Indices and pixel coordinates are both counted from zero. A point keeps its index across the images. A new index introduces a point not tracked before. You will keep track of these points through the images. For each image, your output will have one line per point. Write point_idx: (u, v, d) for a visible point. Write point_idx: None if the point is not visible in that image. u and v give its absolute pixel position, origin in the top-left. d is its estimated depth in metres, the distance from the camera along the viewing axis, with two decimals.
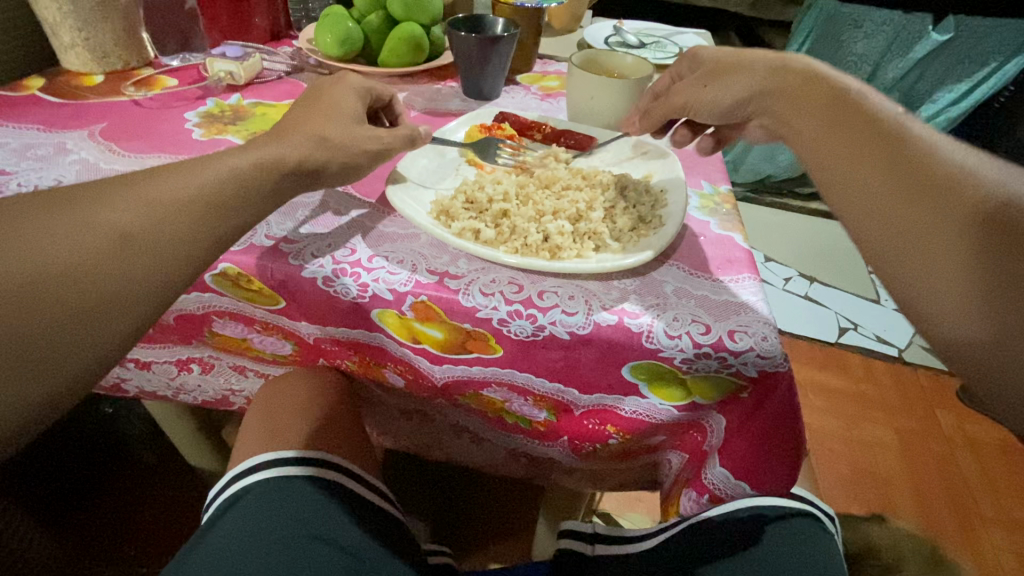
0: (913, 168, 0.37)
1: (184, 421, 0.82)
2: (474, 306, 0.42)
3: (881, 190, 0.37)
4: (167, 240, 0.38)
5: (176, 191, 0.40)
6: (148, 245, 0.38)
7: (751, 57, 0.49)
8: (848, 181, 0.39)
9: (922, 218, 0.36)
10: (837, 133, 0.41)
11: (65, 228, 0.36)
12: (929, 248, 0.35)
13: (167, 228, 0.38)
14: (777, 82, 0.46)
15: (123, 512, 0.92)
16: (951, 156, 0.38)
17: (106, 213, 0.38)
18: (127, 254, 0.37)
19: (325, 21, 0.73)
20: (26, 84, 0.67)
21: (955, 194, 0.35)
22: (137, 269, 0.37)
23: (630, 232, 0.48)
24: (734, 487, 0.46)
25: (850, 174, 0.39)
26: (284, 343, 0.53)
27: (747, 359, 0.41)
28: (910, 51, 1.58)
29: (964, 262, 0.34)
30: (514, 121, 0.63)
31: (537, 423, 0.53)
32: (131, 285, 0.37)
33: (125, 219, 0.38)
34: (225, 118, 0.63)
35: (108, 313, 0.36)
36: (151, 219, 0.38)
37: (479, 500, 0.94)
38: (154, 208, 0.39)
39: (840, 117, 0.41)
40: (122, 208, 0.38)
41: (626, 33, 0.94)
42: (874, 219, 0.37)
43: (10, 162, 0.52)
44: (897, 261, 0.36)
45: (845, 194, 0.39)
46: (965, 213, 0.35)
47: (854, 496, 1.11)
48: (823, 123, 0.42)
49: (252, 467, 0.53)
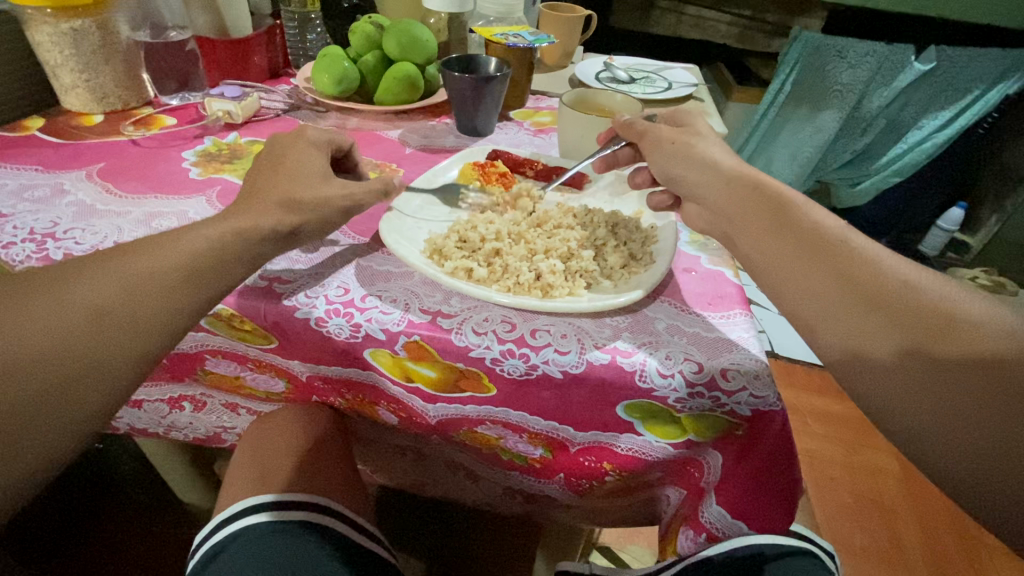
0: (854, 278, 0.38)
1: (176, 457, 0.81)
2: (466, 346, 0.42)
3: (829, 297, 0.38)
4: (161, 314, 0.39)
5: (187, 255, 0.41)
6: (144, 318, 0.38)
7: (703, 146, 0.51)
8: (791, 289, 0.40)
9: (872, 326, 0.36)
10: (777, 243, 0.42)
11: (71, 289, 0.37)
12: (888, 351, 0.35)
13: (163, 300, 0.39)
14: (719, 184, 0.47)
15: (109, 554, 0.89)
16: (902, 272, 0.38)
17: (94, 285, 0.38)
18: (124, 327, 0.38)
19: (322, 60, 0.75)
20: (26, 125, 0.68)
21: (901, 302, 0.36)
22: (128, 343, 0.38)
23: (620, 270, 0.48)
24: (731, 526, 0.46)
25: (795, 281, 0.40)
26: (277, 380, 0.53)
27: (741, 399, 0.41)
28: (894, 80, 1.61)
29: (923, 358, 0.34)
30: (506, 158, 0.64)
31: (533, 459, 0.52)
32: (120, 362, 0.38)
33: (128, 293, 0.38)
34: (221, 157, 0.64)
35: (93, 389, 0.37)
36: (146, 291, 0.39)
37: (477, 535, 0.92)
38: (155, 279, 0.39)
39: (780, 226, 0.42)
40: (129, 280, 0.39)
41: (617, 69, 0.97)
42: (829, 327, 0.38)
43: (8, 204, 0.53)
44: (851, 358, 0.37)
45: (792, 301, 0.40)
46: (912, 319, 0.35)
47: (857, 526, 1.09)
48: (768, 229, 0.43)
49: (240, 512, 0.52)
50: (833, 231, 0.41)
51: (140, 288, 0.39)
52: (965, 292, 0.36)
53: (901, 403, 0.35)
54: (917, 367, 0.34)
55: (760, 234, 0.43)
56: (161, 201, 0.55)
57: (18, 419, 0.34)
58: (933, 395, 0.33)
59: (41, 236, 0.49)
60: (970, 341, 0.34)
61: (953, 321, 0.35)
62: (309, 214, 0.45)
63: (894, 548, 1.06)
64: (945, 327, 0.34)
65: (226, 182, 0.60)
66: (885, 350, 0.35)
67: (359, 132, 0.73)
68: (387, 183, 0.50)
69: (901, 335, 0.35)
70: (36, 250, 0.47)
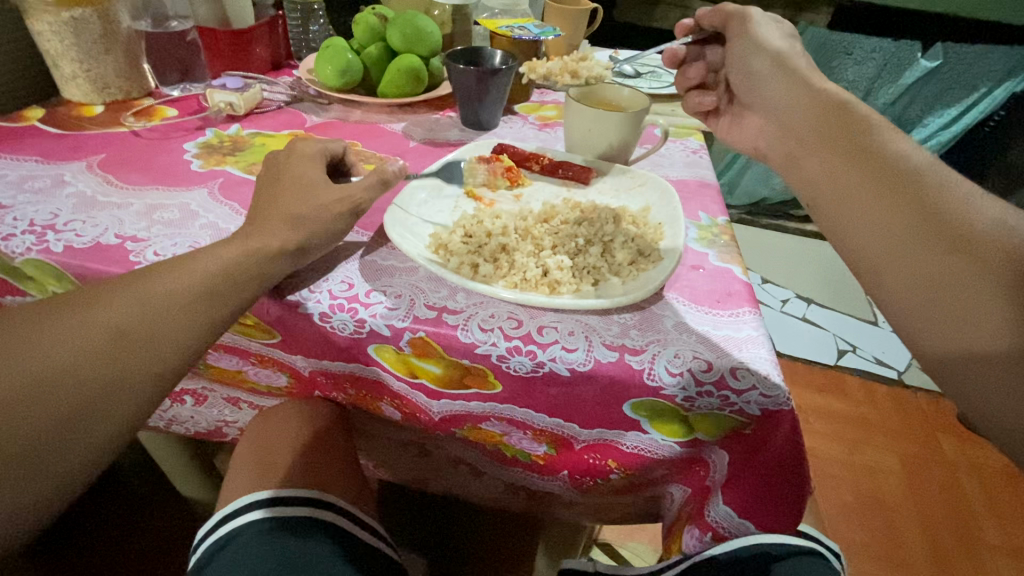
0: (925, 213, 0.39)
1: (176, 451, 0.80)
2: (472, 343, 0.42)
3: (895, 231, 0.39)
4: (178, 337, 0.38)
5: (200, 268, 0.40)
6: (162, 341, 0.38)
7: (777, 52, 0.56)
8: (856, 227, 0.42)
9: (934, 259, 0.37)
10: (858, 174, 0.43)
11: (110, 307, 0.37)
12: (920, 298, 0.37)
13: (180, 323, 0.38)
14: (808, 127, 0.49)
15: (108, 547, 0.89)
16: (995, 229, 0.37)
17: (111, 307, 0.37)
18: (139, 347, 0.37)
19: (325, 52, 0.74)
20: (26, 115, 0.67)
21: (969, 242, 0.37)
22: (145, 365, 0.37)
23: (628, 266, 0.48)
24: (738, 525, 0.45)
25: (865, 220, 0.41)
26: (279, 375, 0.52)
27: (750, 399, 0.40)
28: (901, 77, 1.63)
29: (987, 325, 0.34)
30: (513, 151, 0.63)
31: (537, 456, 0.52)
32: (138, 384, 0.37)
33: (145, 316, 0.37)
34: (223, 149, 0.64)
35: (111, 414, 0.36)
36: (163, 314, 0.38)
37: (477, 531, 0.92)
38: (172, 302, 0.38)
39: (865, 160, 0.43)
40: (146, 301, 0.38)
41: (622, 63, 0.96)
42: (882, 262, 0.40)
43: (8, 195, 0.52)
44: (891, 297, 0.39)
45: (855, 239, 0.42)
46: (973, 260, 0.36)
47: (858, 524, 1.09)
48: (867, 178, 0.42)
49: (240, 509, 0.51)
50: (921, 164, 0.41)
51: (158, 311, 0.38)
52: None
53: (944, 340, 0.36)
54: (970, 303, 0.35)
55: (856, 186, 0.43)
56: (162, 192, 0.55)
57: (35, 444, 0.34)
58: (975, 336, 0.34)
59: (41, 227, 0.48)
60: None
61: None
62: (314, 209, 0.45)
63: (895, 547, 1.06)
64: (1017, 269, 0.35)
65: (229, 175, 0.59)
66: (927, 289, 0.37)
67: (363, 125, 0.72)
68: (382, 174, 0.48)
69: (960, 277, 0.36)
70: (37, 242, 0.46)
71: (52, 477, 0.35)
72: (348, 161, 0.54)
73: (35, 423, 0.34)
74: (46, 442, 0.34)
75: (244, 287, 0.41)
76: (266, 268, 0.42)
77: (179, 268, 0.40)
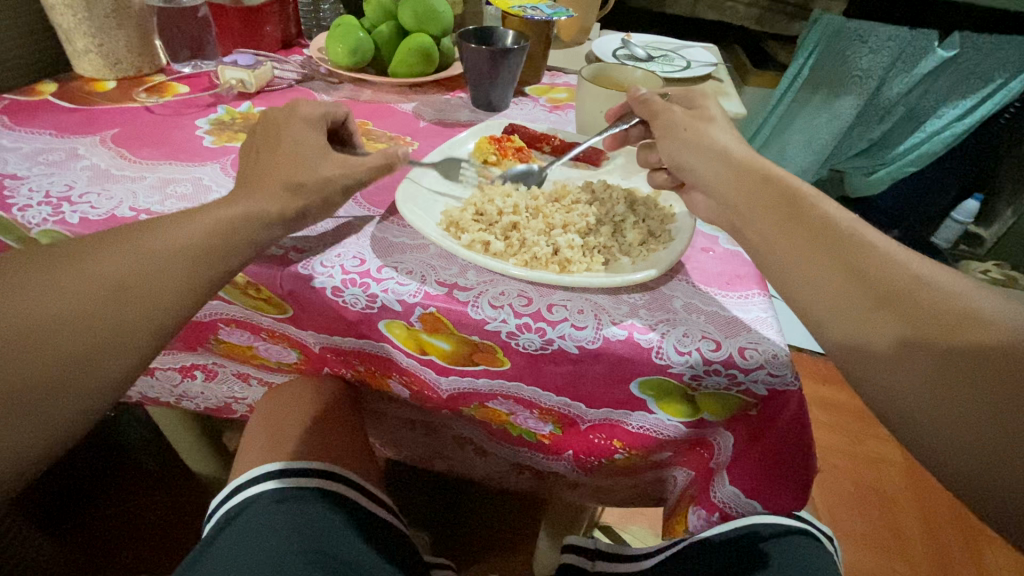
0: (826, 240, 0.39)
1: (186, 426, 0.82)
2: (482, 319, 0.42)
3: (838, 291, 0.37)
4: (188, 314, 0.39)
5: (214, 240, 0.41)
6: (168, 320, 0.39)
7: (707, 132, 0.49)
8: (806, 281, 0.38)
9: (900, 324, 0.35)
10: (781, 226, 0.41)
11: (120, 286, 0.38)
12: (894, 342, 0.35)
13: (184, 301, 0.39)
14: (728, 177, 0.45)
15: (122, 520, 0.91)
16: (884, 254, 0.38)
17: (124, 277, 0.38)
18: (152, 317, 0.38)
19: (337, 31, 0.74)
20: (39, 88, 0.67)
21: (923, 304, 0.35)
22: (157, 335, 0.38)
23: (639, 247, 0.48)
24: (744, 505, 0.46)
25: (806, 269, 0.39)
26: (289, 351, 0.53)
27: (757, 377, 0.40)
28: (916, 65, 1.56)
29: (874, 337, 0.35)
30: (523, 133, 0.63)
31: (543, 436, 0.52)
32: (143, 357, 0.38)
33: (151, 292, 0.38)
34: (235, 125, 0.64)
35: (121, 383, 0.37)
36: (169, 291, 0.39)
37: (481, 509, 0.93)
38: (186, 275, 0.39)
39: (795, 218, 0.41)
40: (158, 277, 0.39)
41: (635, 46, 0.95)
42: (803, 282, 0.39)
43: (23, 167, 0.53)
44: (858, 344, 0.36)
45: (804, 292, 0.39)
46: (941, 315, 0.34)
47: (856, 513, 1.10)
48: (784, 226, 0.41)
49: (253, 478, 0.53)
50: (836, 220, 0.40)
51: (172, 284, 0.39)
52: (1004, 301, 0.34)
53: (927, 404, 0.33)
54: (931, 369, 0.33)
55: (772, 229, 0.41)
56: (174, 166, 0.55)
57: None
58: (954, 396, 0.32)
59: (56, 199, 0.49)
60: (876, 290, 0.36)
61: (987, 325, 0.33)
62: (311, 182, 0.45)
63: (893, 537, 1.07)
64: (937, 324, 0.34)
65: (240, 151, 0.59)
66: (911, 342, 0.34)
67: (373, 104, 0.72)
68: (389, 157, 0.48)
69: (859, 296, 0.36)
70: (52, 213, 0.47)
71: None
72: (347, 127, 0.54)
73: None
74: None
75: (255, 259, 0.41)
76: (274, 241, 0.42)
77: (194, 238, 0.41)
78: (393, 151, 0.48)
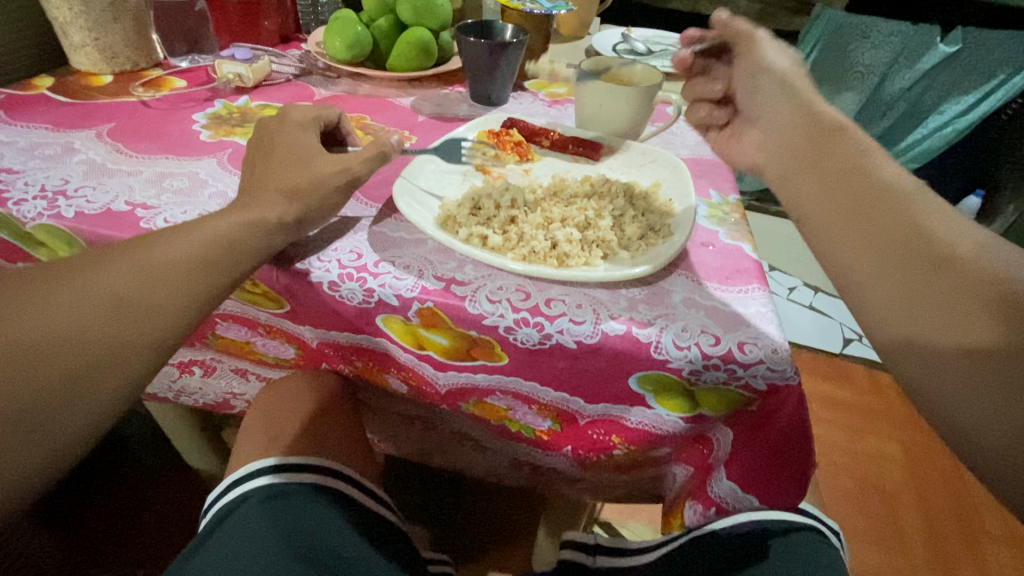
0: (876, 207, 0.38)
1: (184, 422, 0.81)
2: (480, 314, 0.42)
3: (871, 262, 0.36)
4: (178, 308, 0.39)
5: (204, 235, 0.40)
6: (161, 314, 0.38)
7: (770, 83, 0.49)
8: (836, 245, 0.38)
9: (933, 290, 0.34)
10: (832, 178, 0.40)
11: (112, 281, 0.37)
12: (907, 321, 0.35)
13: (176, 295, 0.39)
14: (781, 147, 0.45)
15: (122, 516, 0.91)
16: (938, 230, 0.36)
17: (116, 272, 0.38)
18: (143, 313, 0.38)
19: (334, 25, 0.73)
20: (35, 83, 0.67)
21: (957, 273, 0.34)
22: (150, 333, 0.38)
23: (639, 241, 0.47)
24: (741, 500, 0.46)
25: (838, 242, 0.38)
26: (287, 346, 0.53)
27: (757, 372, 0.40)
28: (918, 62, 1.56)
29: (898, 313, 0.35)
30: (522, 127, 0.62)
31: (541, 432, 0.52)
32: (137, 350, 0.37)
33: (147, 286, 0.38)
34: (232, 120, 0.63)
35: (111, 378, 0.37)
36: (164, 283, 0.38)
37: (480, 505, 0.94)
38: (175, 271, 0.39)
39: (843, 172, 0.40)
40: (149, 273, 0.38)
41: (635, 41, 0.94)
42: (837, 248, 0.38)
43: (19, 161, 0.52)
44: (876, 298, 0.36)
45: (835, 256, 0.38)
46: (985, 291, 0.33)
47: (856, 509, 1.10)
48: (828, 188, 0.40)
49: (248, 474, 0.52)
50: (896, 180, 0.39)
51: (161, 280, 0.38)
52: None
53: (942, 378, 0.33)
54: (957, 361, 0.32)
55: (817, 189, 0.40)
56: (171, 161, 0.55)
57: (36, 409, 0.34)
58: (970, 375, 0.32)
59: (52, 193, 0.48)
60: (918, 262, 0.35)
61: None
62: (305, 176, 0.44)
63: (893, 533, 1.07)
64: (977, 313, 0.33)
65: (237, 145, 0.59)
66: (924, 318, 0.34)
67: (371, 99, 0.72)
68: (382, 147, 0.48)
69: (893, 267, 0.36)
70: (48, 207, 0.47)
71: (47, 448, 0.35)
72: (343, 128, 0.54)
73: (34, 388, 0.34)
74: (48, 407, 0.34)
75: (243, 256, 0.41)
76: (260, 236, 0.41)
77: (181, 235, 0.40)
78: (387, 141, 0.48)
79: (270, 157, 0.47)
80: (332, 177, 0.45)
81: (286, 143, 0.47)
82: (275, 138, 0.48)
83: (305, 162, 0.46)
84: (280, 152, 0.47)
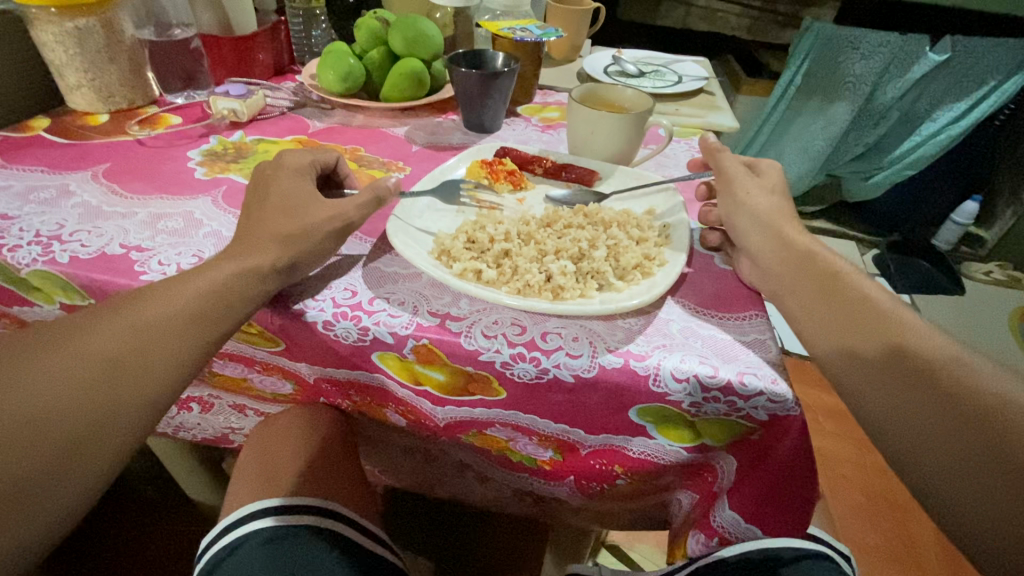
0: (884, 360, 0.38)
1: (183, 456, 0.81)
2: (476, 350, 0.42)
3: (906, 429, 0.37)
4: (170, 364, 0.38)
5: (196, 284, 0.40)
6: (153, 371, 0.38)
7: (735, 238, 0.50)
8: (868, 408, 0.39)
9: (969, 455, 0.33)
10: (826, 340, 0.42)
11: (102, 341, 0.37)
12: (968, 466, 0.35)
13: (168, 352, 0.38)
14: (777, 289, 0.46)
15: (120, 553, 0.89)
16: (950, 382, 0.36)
17: (107, 334, 0.37)
18: (136, 369, 0.37)
19: (327, 58, 0.74)
20: (32, 124, 0.68)
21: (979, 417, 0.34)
22: (143, 391, 0.38)
23: (633, 270, 0.47)
24: (745, 531, 0.45)
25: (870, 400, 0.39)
26: (285, 382, 0.52)
27: (758, 404, 0.39)
28: (909, 71, 1.55)
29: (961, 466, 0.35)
30: (515, 155, 0.63)
31: (543, 462, 0.51)
32: (130, 412, 0.37)
33: (139, 344, 0.38)
34: (227, 156, 0.64)
35: (105, 441, 0.37)
36: (157, 341, 0.38)
37: (484, 531, 0.92)
38: (166, 325, 0.39)
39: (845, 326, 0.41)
40: (139, 330, 0.38)
41: (625, 62, 0.95)
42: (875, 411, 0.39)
43: (14, 206, 0.52)
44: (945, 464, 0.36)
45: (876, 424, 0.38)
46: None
47: (868, 524, 1.08)
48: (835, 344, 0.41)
49: (247, 516, 0.51)
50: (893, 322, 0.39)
51: (151, 335, 0.38)
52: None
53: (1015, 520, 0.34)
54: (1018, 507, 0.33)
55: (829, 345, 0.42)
56: (166, 201, 0.55)
57: (30, 477, 0.34)
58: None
59: (46, 238, 0.49)
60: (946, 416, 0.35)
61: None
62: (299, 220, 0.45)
63: (907, 548, 1.04)
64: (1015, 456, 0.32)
65: (232, 182, 0.59)
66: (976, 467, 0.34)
67: (365, 130, 0.72)
68: (376, 192, 0.48)
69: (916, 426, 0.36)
70: (42, 252, 0.47)
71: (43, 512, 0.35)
72: (341, 171, 0.54)
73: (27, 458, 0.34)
74: (44, 474, 0.34)
75: (235, 304, 0.40)
76: (255, 282, 0.41)
77: (172, 288, 0.40)
78: (381, 183, 0.48)
79: (262, 200, 0.48)
80: (323, 218, 0.45)
81: (278, 185, 0.48)
82: (269, 179, 0.49)
83: (297, 204, 0.46)
84: (273, 194, 0.47)
